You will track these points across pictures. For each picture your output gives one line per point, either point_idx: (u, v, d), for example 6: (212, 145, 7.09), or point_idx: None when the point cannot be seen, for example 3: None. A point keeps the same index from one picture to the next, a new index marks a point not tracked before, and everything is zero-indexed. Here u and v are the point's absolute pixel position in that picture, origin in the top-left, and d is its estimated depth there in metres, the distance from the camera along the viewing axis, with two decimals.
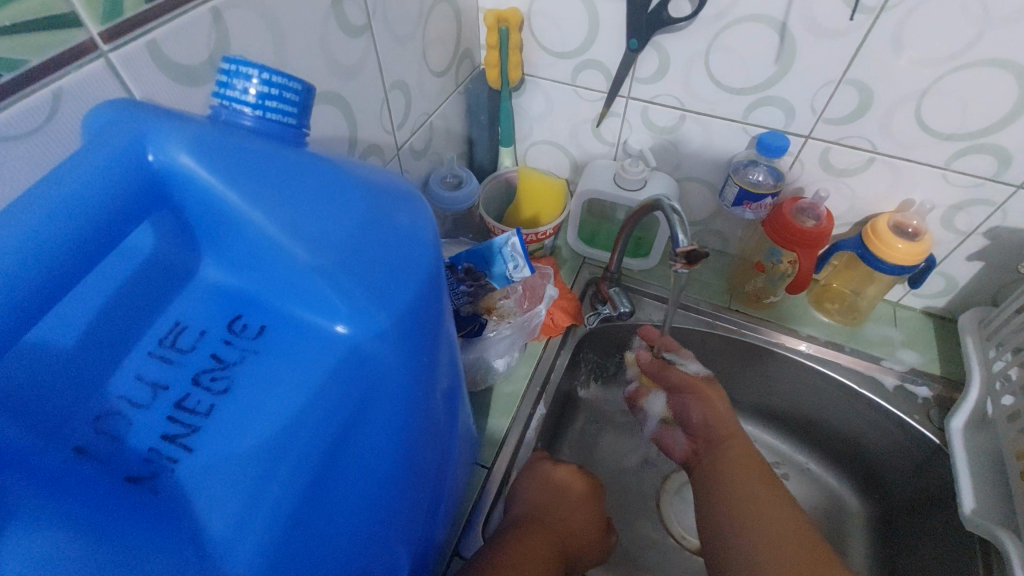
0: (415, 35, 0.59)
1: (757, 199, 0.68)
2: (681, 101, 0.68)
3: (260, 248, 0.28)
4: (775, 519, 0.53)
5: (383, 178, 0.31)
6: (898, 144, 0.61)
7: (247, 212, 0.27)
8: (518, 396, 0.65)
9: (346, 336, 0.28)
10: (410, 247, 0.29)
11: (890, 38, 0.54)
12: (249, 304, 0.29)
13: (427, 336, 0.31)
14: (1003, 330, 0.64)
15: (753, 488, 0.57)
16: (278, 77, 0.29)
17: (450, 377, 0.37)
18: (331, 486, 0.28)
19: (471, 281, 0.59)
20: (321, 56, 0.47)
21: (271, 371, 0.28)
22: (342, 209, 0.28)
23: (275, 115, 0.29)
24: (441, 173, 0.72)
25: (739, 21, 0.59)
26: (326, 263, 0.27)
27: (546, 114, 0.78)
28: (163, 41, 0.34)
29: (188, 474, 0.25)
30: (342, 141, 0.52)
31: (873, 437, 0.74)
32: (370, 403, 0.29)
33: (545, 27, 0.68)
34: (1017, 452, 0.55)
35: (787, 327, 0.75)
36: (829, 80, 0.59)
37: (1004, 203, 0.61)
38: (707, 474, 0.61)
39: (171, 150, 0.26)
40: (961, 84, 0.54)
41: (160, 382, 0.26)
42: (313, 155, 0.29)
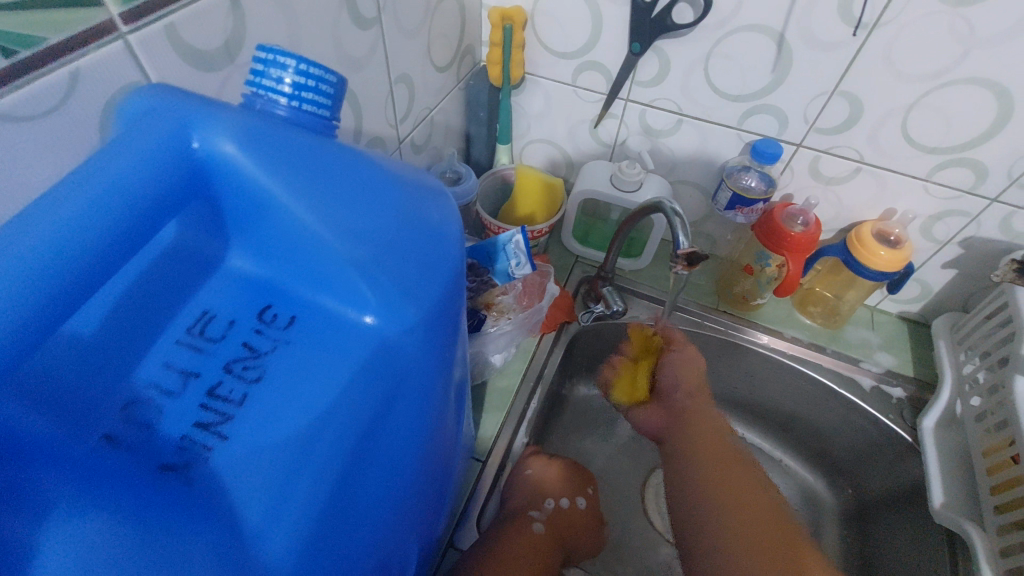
0: (421, 28, 0.59)
1: (750, 203, 0.69)
2: (679, 106, 0.70)
3: (294, 237, 0.28)
4: (756, 522, 0.55)
5: (414, 174, 0.31)
6: (883, 156, 0.64)
7: (281, 202, 0.27)
8: (512, 391, 0.66)
9: (373, 328, 0.29)
10: (438, 244, 0.30)
11: (881, 54, 0.57)
12: (276, 295, 0.29)
13: (448, 331, 0.31)
14: (974, 334, 0.68)
15: (739, 485, 0.59)
16: (315, 69, 0.29)
17: (462, 373, 0.37)
18: (359, 479, 0.28)
19: (473, 277, 0.59)
20: (331, 46, 0.47)
21: (300, 361, 0.28)
22: (377, 203, 0.28)
23: (310, 107, 0.29)
24: (441, 168, 0.72)
25: (739, 30, 0.60)
26: (360, 256, 0.28)
27: (544, 112, 0.79)
28: (181, 25, 0.34)
29: (223, 462, 0.25)
30: (348, 133, 0.52)
31: (847, 435, 0.77)
32: (397, 395, 0.29)
33: (548, 27, 0.69)
34: (983, 449, 0.60)
35: (771, 328, 0.78)
36: (822, 91, 0.61)
37: (980, 214, 0.64)
38: (686, 458, 0.63)
39: (214, 138, 0.26)
40: (946, 101, 0.57)
41: (189, 371, 0.26)
42: (351, 151, 0.29)
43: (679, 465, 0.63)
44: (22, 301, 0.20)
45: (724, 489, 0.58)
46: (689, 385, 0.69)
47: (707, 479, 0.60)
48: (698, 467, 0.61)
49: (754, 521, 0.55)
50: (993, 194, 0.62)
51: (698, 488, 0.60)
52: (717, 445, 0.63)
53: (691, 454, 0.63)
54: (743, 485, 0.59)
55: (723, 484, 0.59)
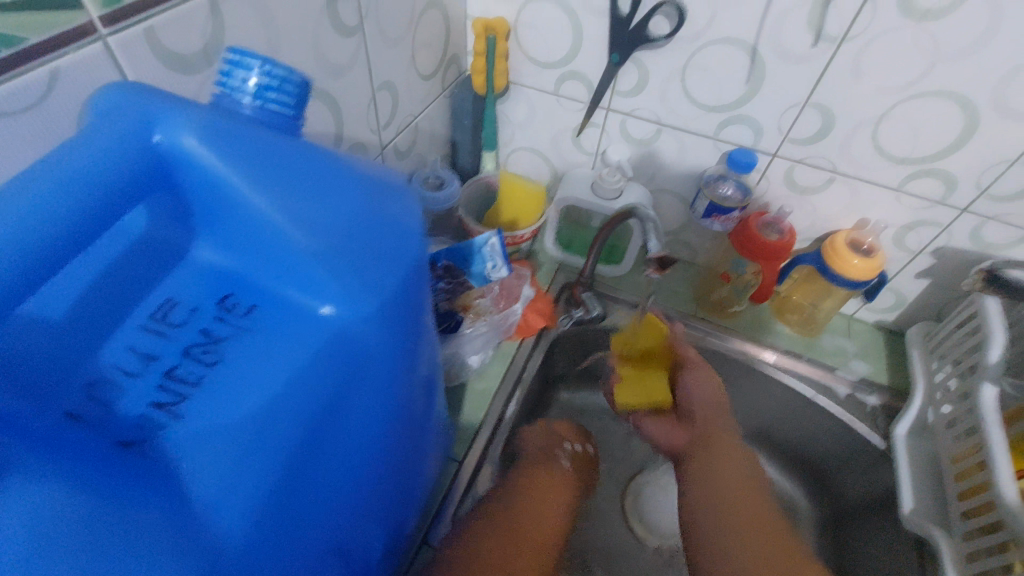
0: (405, 36, 0.61)
1: (726, 212, 0.71)
2: (658, 115, 0.71)
3: (255, 229, 0.29)
4: (764, 549, 0.53)
5: (377, 172, 0.32)
6: (856, 167, 0.66)
7: (241, 195, 0.28)
8: (489, 393, 0.67)
9: (331, 317, 0.29)
10: (399, 236, 0.31)
11: (850, 67, 0.58)
12: (238, 284, 0.30)
13: (410, 322, 0.32)
14: (946, 342, 0.70)
15: (756, 516, 0.56)
16: (279, 69, 0.30)
17: (428, 367, 0.38)
18: (314, 461, 0.29)
19: (449, 278, 0.60)
20: (311, 51, 0.48)
21: (259, 348, 0.29)
22: (335, 197, 0.29)
23: (275, 106, 0.30)
24: (424, 174, 0.73)
25: (713, 42, 0.62)
26: (318, 247, 0.29)
27: (528, 121, 0.81)
28: (161, 29, 0.35)
29: (179, 440, 0.26)
30: (329, 137, 0.54)
31: (828, 445, 0.77)
32: (357, 383, 0.30)
33: (530, 37, 0.71)
34: (953, 456, 0.61)
35: (749, 336, 0.78)
36: (795, 103, 0.63)
37: (950, 225, 0.66)
38: (705, 479, 0.59)
39: (179, 132, 0.27)
40: (913, 113, 0.59)
41: (150, 354, 0.28)
42: (314, 148, 0.30)
43: (697, 485, 0.59)
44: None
45: (739, 517, 0.56)
46: (715, 399, 0.65)
47: (725, 504, 0.57)
48: (716, 489, 0.58)
49: (761, 539, 0.54)
50: (962, 204, 0.64)
51: (712, 511, 0.57)
52: (737, 471, 0.60)
53: (710, 474, 0.59)
54: (759, 516, 0.56)
55: (740, 512, 0.56)
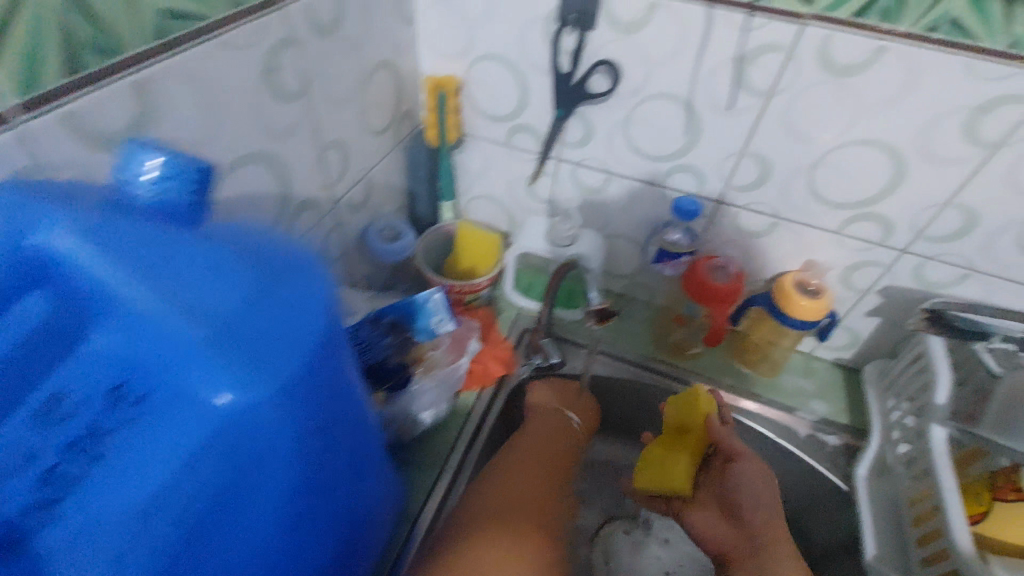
0: (352, 97, 0.63)
1: (675, 257, 0.73)
2: (606, 165, 0.73)
3: (139, 319, 0.28)
4: None
5: (276, 255, 0.33)
6: (797, 212, 0.67)
7: (128, 290, 0.28)
8: (447, 446, 0.67)
9: (221, 408, 0.29)
10: (295, 318, 0.31)
11: (782, 119, 0.60)
12: (130, 372, 0.30)
13: (311, 400, 0.32)
14: (900, 381, 0.70)
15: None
16: (173, 163, 0.31)
17: (347, 432, 0.38)
18: (202, 536, 0.32)
19: (396, 334, 0.60)
20: (250, 119, 0.49)
21: (148, 440, 0.30)
22: (227, 284, 0.30)
23: (168, 199, 0.31)
24: (379, 225, 0.74)
25: (652, 97, 0.64)
26: (209, 334, 0.28)
27: (483, 171, 0.82)
28: (85, 111, 0.35)
29: (66, 532, 0.29)
30: (271, 199, 0.54)
31: (795, 488, 0.75)
32: (246, 466, 0.31)
33: (480, 93, 0.73)
34: (910, 499, 0.60)
35: (710, 377, 0.78)
36: (733, 152, 0.65)
37: (893, 265, 0.67)
38: None
39: (56, 232, 0.28)
40: (845, 161, 0.61)
41: (35, 450, 0.28)
42: (210, 238, 0.31)
43: None
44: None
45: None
46: (760, 495, 0.59)
47: None
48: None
49: None
50: (901, 246, 0.65)
51: None
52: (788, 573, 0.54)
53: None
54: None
55: None
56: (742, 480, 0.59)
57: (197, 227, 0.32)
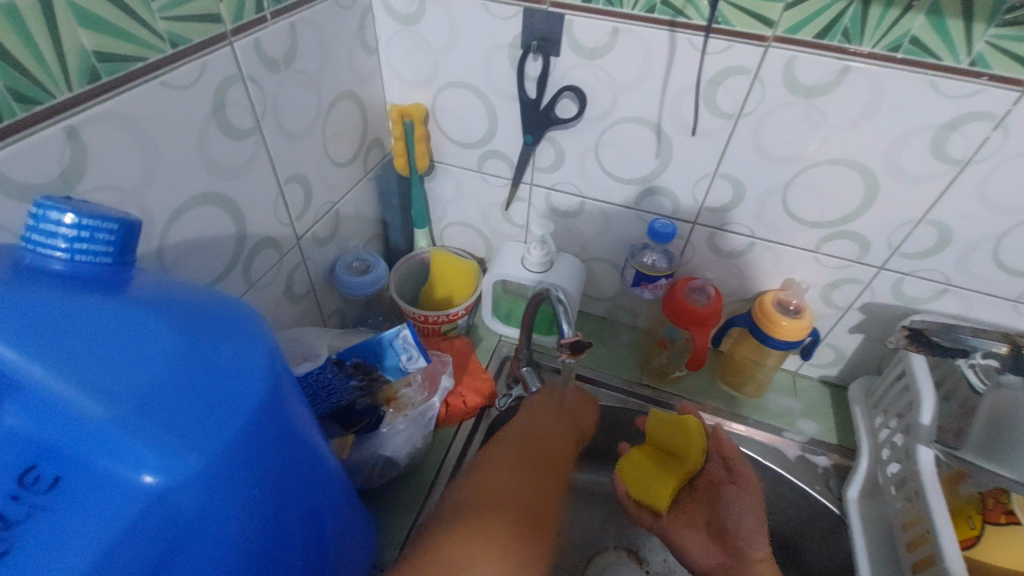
0: (313, 130, 0.61)
1: (653, 280, 0.71)
2: (579, 189, 0.72)
3: (46, 397, 0.25)
4: None
5: (205, 314, 0.30)
6: (773, 231, 0.66)
7: (27, 368, 0.25)
8: (425, 485, 0.64)
9: (149, 488, 0.26)
10: (231, 382, 0.28)
11: (751, 140, 0.59)
12: (46, 454, 0.26)
13: (253, 470, 0.29)
14: (886, 399, 0.69)
15: None
16: (90, 219, 0.29)
17: (302, 498, 0.35)
18: None
19: (362, 375, 0.57)
20: (199, 159, 0.47)
21: (58, 534, 0.25)
22: (148, 352, 0.27)
23: (85, 257, 0.29)
24: (347, 259, 0.72)
25: (620, 121, 0.63)
26: (124, 410, 0.25)
27: (457, 198, 0.81)
28: (6, 164, 0.34)
29: None
30: (228, 239, 0.52)
31: (786, 512, 0.73)
32: (182, 550, 0.27)
33: (448, 120, 0.72)
34: (903, 522, 0.58)
35: (695, 400, 0.77)
36: (705, 174, 0.64)
37: (872, 281, 0.66)
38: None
39: None
40: (817, 179, 0.60)
41: None
42: (132, 301, 0.29)
43: None
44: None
45: None
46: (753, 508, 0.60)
47: None
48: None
49: None
50: (879, 262, 0.64)
51: None
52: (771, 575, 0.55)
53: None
54: None
55: None
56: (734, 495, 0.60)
57: (118, 289, 0.29)
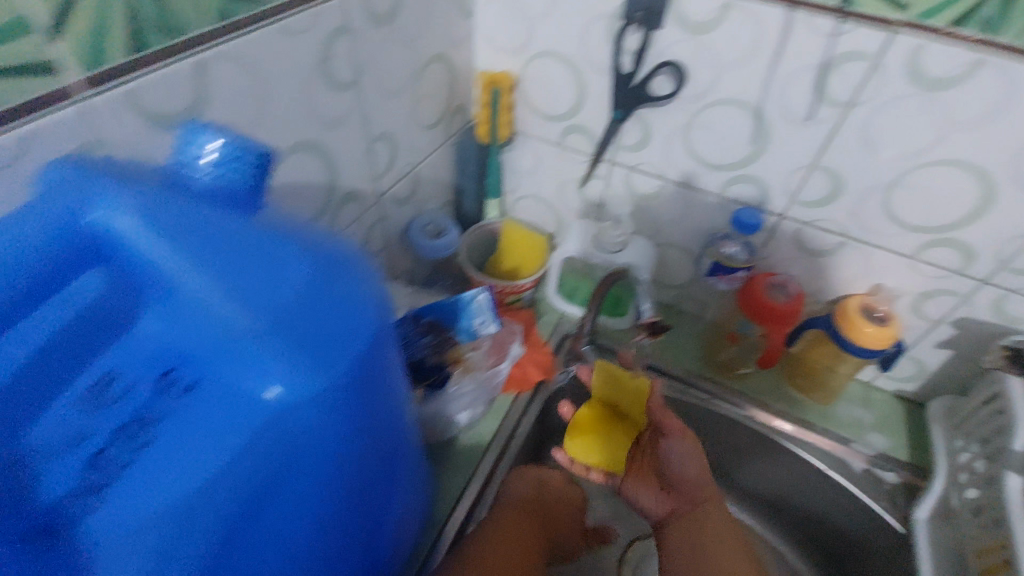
0: (406, 89, 0.62)
1: (730, 271, 0.69)
2: (662, 171, 0.70)
3: (194, 308, 0.28)
4: None
5: (332, 247, 0.31)
6: (867, 232, 0.63)
7: (183, 274, 0.28)
8: (480, 449, 0.65)
9: (273, 402, 0.27)
10: (347, 317, 0.29)
11: (858, 132, 0.56)
12: (181, 359, 0.28)
13: (359, 400, 0.31)
14: (971, 421, 0.65)
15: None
16: (239, 143, 0.30)
17: (390, 437, 0.37)
18: (243, 534, 0.30)
19: (435, 333, 0.59)
20: (305, 107, 0.48)
21: (193, 431, 0.27)
22: (281, 277, 0.28)
23: (232, 179, 0.31)
24: (423, 221, 0.72)
25: (716, 102, 0.61)
26: (261, 325, 0.27)
27: (533, 170, 0.80)
28: (143, 91, 0.35)
29: (95, 527, 0.25)
30: (321, 188, 0.54)
31: (842, 524, 0.71)
32: (293, 465, 0.29)
33: (535, 90, 0.71)
34: (977, 549, 0.55)
35: (758, 400, 0.74)
36: (802, 165, 0.61)
37: (971, 295, 0.62)
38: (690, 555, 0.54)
39: (118, 213, 0.28)
40: (926, 180, 0.56)
41: (80, 433, 0.26)
42: (265, 227, 0.30)
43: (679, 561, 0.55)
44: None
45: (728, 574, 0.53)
46: (701, 468, 0.58)
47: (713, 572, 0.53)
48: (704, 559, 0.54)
49: None
50: (983, 276, 0.60)
51: None
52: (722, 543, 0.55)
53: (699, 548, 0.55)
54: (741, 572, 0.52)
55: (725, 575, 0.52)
56: (682, 453, 0.58)
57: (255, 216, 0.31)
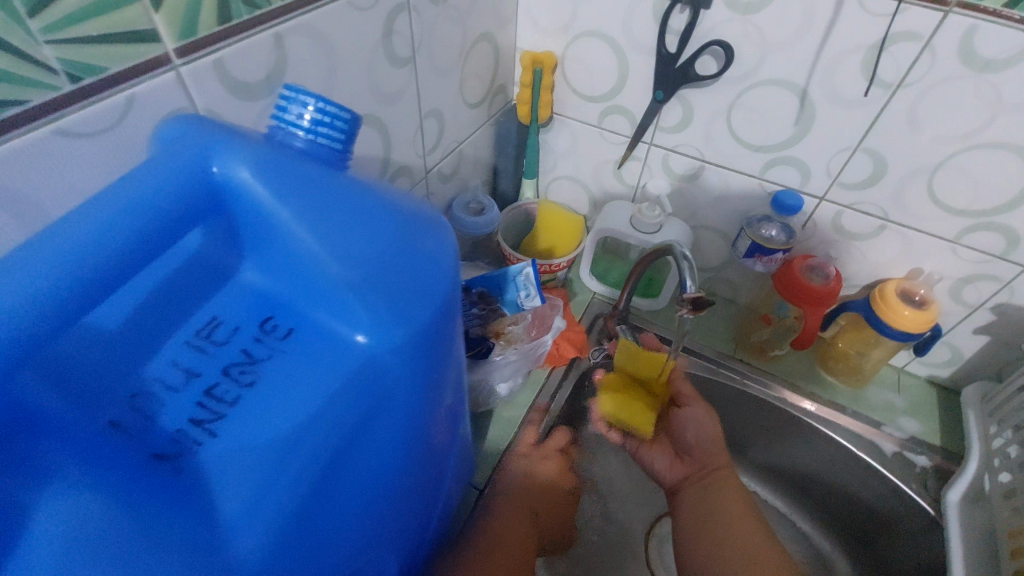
0: (454, 68, 0.63)
1: (769, 252, 0.69)
2: (702, 152, 0.71)
3: (296, 259, 0.30)
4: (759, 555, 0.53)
5: (415, 205, 0.33)
6: (909, 215, 0.63)
7: (287, 223, 0.30)
8: (517, 420, 0.67)
9: (364, 347, 0.29)
10: (429, 270, 0.30)
11: (905, 113, 0.56)
12: (281, 308, 0.31)
13: (440, 353, 0.32)
14: (1005, 407, 0.65)
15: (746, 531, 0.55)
16: (332, 107, 0.32)
17: (455, 396, 0.38)
18: (333, 489, 0.30)
19: (483, 304, 0.62)
20: (365, 81, 0.50)
21: (291, 373, 0.30)
22: (373, 229, 0.30)
23: (325, 140, 0.33)
24: (465, 199, 0.75)
25: (761, 83, 0.61)
26: (355, 277, 0.29)
27: (571, 151, 0.81)
28: (230, 60, 0.37)
29: (209, 457, 0.27)
30: (375, 161, 0.56)
31: (870, 505, 0.72)
32: (378, 414, 0.30)
33: (577, 70, 0.72)
34: (1009, 530, 0.56)
35: (791, 382, 0.75)
36: (845, 147, 0.61)
37: (1013, 281, 0.62)
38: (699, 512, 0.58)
39: (234, 165, 0.30)
40: (971, 164, 0.56)
41: (193, 369, 0.29)
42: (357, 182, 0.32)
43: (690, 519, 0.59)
44: (37, 288, 0.23)
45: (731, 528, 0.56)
46: (712, 434, 0.63)
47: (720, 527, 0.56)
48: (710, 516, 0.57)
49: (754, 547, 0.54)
50: None
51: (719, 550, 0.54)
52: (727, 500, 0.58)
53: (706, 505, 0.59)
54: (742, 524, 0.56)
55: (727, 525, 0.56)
56: (692, 421, 0.65)
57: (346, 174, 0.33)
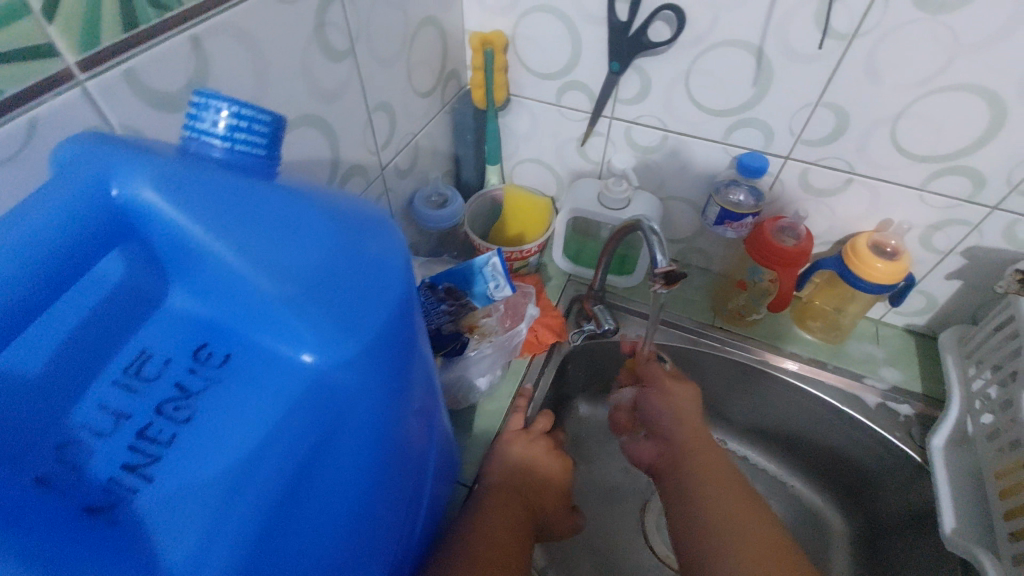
0: (400, 57, 0.60)
1: (738, 218, 0.69)
2: (664, 122, 0.69)
3: (224, 279, 0.28)
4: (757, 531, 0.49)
5: (352, 207, 0.31)
6: (874, 167, 0.62)
7: (208, 242, 0.28)
8: (500, 413, 0.66)
9: (311, 366, 0.28)
10: (377, 273, 0.29)
11: (863, 63, 0.55)
12: (214, 333, 0.29)
13: (397, 360, 0.31)
14: (981, 348, 0.65)
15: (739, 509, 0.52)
16: (247, 110, 0.30)
17: (425, 400, 0.37)
18: (296, 511, 0.29)
19: (452, 300, 0.59)
20: (302, 79, 0.47)
21: (234, 398, 0.28)
22: (308, 239, 0.28)
23: (243, 147, 0.30)
24: (426, 192, 0.72)
25: (716, 45, 0.60)
26: (291, 292, 0.28)
27: (532, 132, 0.79)
28: (142, 69, 0.34)
29: (146, 503, 0.26)
30: (324, 163, 0.53)
31: (858, 457, 0.73)
32: (336, 430, 0.29)
33: (529, 48, 0.69)
34: (996, 470, 0.56)
35: (772, 345, 0.75)
36: (806, 103, 0.60)
37: (981, 223, 0.62)
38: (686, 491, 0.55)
39: (137, 185, 0.27)
40: (932, 108, 0.56)
41: (122, 412, 0.27)
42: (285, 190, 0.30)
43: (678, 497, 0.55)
44: None
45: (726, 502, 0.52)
46: (681, 409, 0.63)
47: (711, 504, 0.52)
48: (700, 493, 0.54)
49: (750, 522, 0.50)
50: (992, 202, 0.60)
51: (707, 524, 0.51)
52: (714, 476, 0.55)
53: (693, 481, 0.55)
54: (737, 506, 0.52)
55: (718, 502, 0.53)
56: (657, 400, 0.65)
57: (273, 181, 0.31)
